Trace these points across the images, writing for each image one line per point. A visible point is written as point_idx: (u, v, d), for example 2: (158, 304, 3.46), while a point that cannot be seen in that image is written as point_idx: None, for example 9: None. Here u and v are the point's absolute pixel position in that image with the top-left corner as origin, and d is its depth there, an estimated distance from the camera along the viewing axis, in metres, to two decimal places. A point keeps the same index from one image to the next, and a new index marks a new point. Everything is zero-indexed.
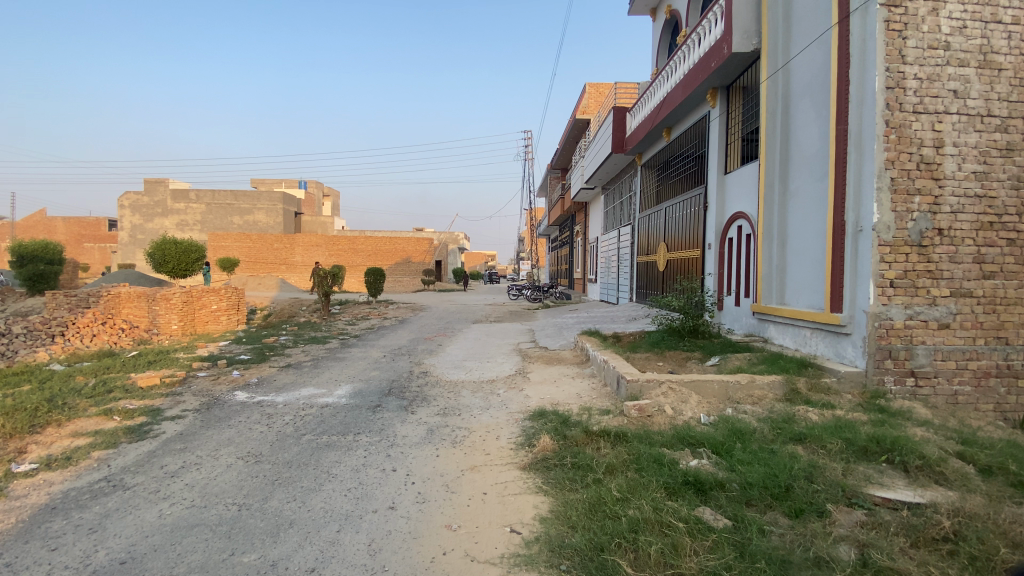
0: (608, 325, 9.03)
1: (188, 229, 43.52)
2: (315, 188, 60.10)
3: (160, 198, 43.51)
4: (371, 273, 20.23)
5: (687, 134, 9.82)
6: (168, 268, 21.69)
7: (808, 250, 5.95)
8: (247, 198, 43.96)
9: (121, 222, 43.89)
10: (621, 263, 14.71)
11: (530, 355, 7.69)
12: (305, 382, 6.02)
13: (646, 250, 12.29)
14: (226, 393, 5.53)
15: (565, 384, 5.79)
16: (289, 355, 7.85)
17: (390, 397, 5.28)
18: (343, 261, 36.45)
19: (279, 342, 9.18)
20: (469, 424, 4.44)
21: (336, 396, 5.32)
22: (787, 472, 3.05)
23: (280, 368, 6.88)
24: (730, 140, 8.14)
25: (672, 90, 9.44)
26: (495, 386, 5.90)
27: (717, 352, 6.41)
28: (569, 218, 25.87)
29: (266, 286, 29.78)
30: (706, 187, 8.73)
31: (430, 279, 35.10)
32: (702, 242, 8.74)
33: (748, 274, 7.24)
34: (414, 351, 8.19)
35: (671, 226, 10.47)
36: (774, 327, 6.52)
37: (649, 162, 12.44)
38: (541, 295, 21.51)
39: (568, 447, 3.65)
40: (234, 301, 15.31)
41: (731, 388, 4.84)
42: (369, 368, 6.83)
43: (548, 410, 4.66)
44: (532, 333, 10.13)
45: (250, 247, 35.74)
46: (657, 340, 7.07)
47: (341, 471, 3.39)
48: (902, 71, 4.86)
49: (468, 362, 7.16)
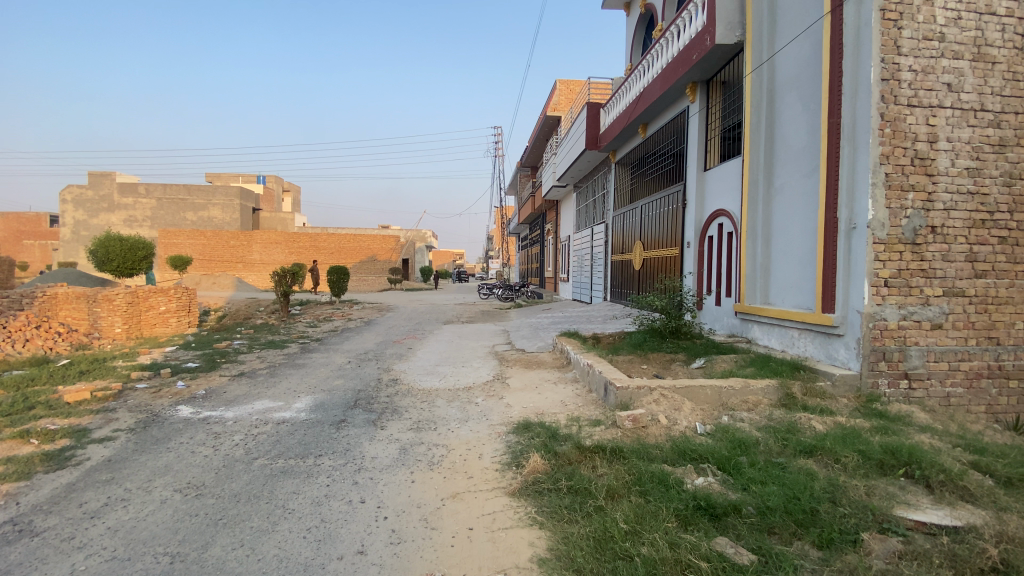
0: (586, 326, 8.71)
1: (136, 225, 40.91)
2: (275, 183, 57.81)
3: (106, 192, 40.88)
4: (335, 272, 19.36)
5: (664, 130, 9.58)
6: (113, 266, 20.20)
7: (795, 249, 5.76)
8: (202, 194, 41.85)
9: (63, 217, 41.06)
10: (595, 262, 14.48)
11: (507, 358, 7.27)
12: (260, 394, 5.41)
13: (620, 249, 12.07)
14: (167, 408, 4.88)
15: (548, 391, 5.40)
16: (244, 362, 7.17)
17: (357, 410, 4.77)
18: (305, 259, 35.05)
19: (233, 348, 8.43)
20: (447, 440, 3.99)
21: (295, 410, 4.76)
22: (807, 494, 2.75)
23: (232, 377, 6.22)
24: (710, 135, 7.92)
25: (650, 85, 9.18)
26: (472, 394, 5.46)
27: (702, 354, 6.15)
28: (540, 216, 25.59)
29: (222, 286, 28.61)
30: (684, 184, 8.51)
31: (396, 278, 34.25)
32: (681, 240, 8.50)
33: (730, 273, 7.04)
34: (383, 356, 7.64)
35: (648, 224, 10.24)
36: (758, 328, 6.32)
37: (623, 159, 12.20)
38: (512, 294, 21.14)
39: (561, 468, 3.25)
40: (185, 302, 14.32)
41: (725, 393, 4.56)
42: (333, 376, 6.26)
43: (534, 422, 4.26)
44: (506, 334, 9.71)
45: (205, 245, 33.98)
46: (639, 341, 6.76)
47: (300, 506, 2.89)
48: (897, 63, 4.71)
49: (441, 367, 6.68)
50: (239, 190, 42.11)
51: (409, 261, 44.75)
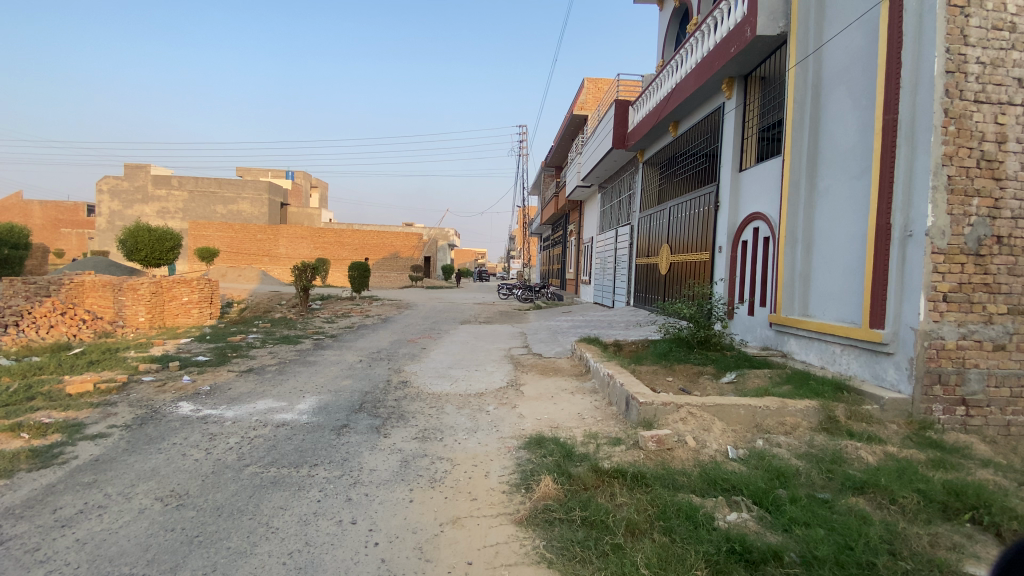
0: (608, 332, 8.33)
1: (169, 217, 41.96)
2: (303, 179, 58.60)
3: (141, 184, 41.98)
4: (356, 268, 19.33)
5: (696, 128, 9.13)
6: (142, 256, 20.63)
7: (840, 257, 5.30)
8: (232, 187, 42.69)
9: (100, 207, 42.33)
10: (618, 265, 14.05)
11: (523, 363, 6.95)
12: (264, 392, 5.20)
13: (646, 252, 11.63)
14: (167, 405, 4.70)
15: (564, 402, 5.06)
16: (255, 358, 7.01)
17: (362, 414, 4.51)
18: (328, 253, 35.33)
19: (247, 341, 8.31)
20: (453, 453, 3.69)
21: (297, 411, 4.53)
22: (863, 543, 2.35)
23: (239, 373, 6.05)
24: (747, 134, 7.45)
25: (683, 80, 8.75)
26: (484, 402, 5.16)
27: (733, 368, 5.72)
28: (563, 217, 25.17)
29: (247, 278, 28.94)
30: (717, 186, 8.05)
31: (417, 276, 34.28)
32: (712, 244, 8.05)
33: (765, 281, 6.58)
34: (395, 356, 7.40)
35: (676, 227, 9.79)
36: (796, 341, 5.86)
37: (651, 159, 11.76)
38: (532, 295, 20.79)
39: (575, 494, 2.92)
40: (208, 293, 14.23)
41: (760, 414, 4.14)
42: (341, 375, 6.03)
43: (548, 437, 3.93)
44: (523, 337, 9.38)
45: (232, 238, 34.58)
46: (664, 351, 6.36)
47: (285, 524, 2.62)
48: (963, 54, 4.23)
49: (454, 371, 6.39)
50: (267, 184, 42.77)
51: (431, 260, 44.87)
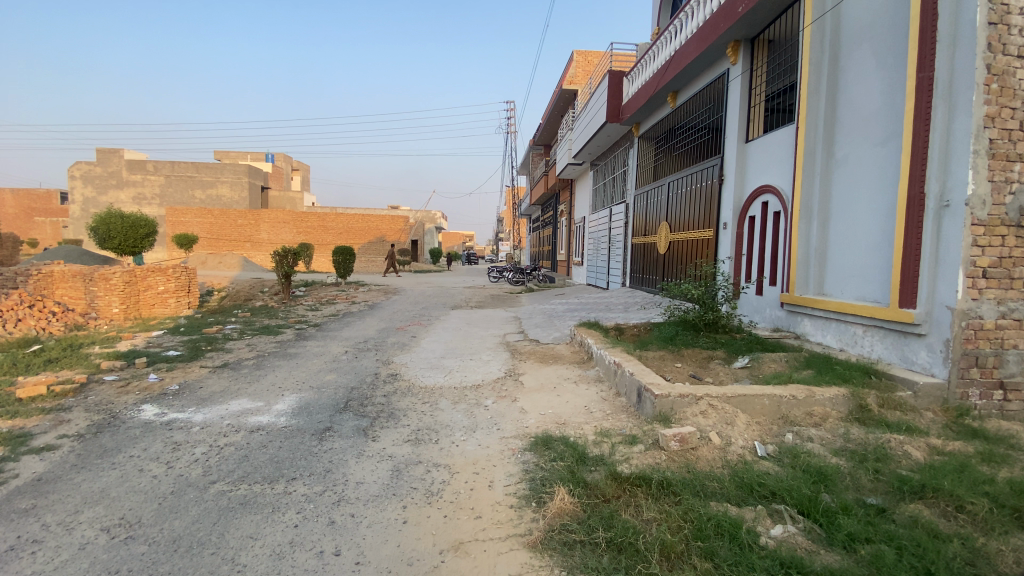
0: (607, 315, 7.94)
1: (145, 203, 40.52)
2: (284, 162, 56.90)
3: (114, 169, 40.30)
4: (341, 253, 18.68)
5: (697, 98, 8.64)
6: (116, 243, 19.74)
7: (863, 231, 4.93)
8: (210, 171, 41.29)
9: (72, 194, 40.62)
10: (613, 245, 13.62)
11: (521, 351, 6.52)
12: (239, 391, 4.72)
13: (642, 231, 11.22)
14: (128, 409, 4.20)
15: (568, 394, 4.65)
16: (231, 351, 6.49)
17: (348, 414, 4.07)
18: (313, 238, 34.39)
19: (223, 333, 7.76)
20: (450, 459, 3.27)
21: (274, 413, 4.06)
22: (942, 566, 1.99)
23: (213, 369, 5.55)
24: (755, 102, 7.00)
25: (684, 46, 8.22)
26: (481, 395, 4.73)
27: (746, 352, 5.37)
28: (554, 196, 24.57)
29: (228, 264, 27.98)
30: (721, 158, 7.61)
31: (404, 260, 33.62)
32: (715, 221, 7.65)
33: (776, 259, 6.21)
34: (384, 345, 6.95)
35: (676, 204, 9.36)
36: (811, 322, 5.51)
37: (647, 133, 11.26)
38: (523, 278, 20.34)
39: (596, 509, 2.52)
40: (185, 282, 13.47)
41: (786, 404, 3.79)
42: (326, 369, 5.58)
43: (555, 436, 3.54)
44: (518, 322, 8.96)
45: (212, 224, 33.55)
46: (670, 335, 5.99)
47: (255, 561, 2.19)
48: (1007, 4, 3.80)
49: (447, 361, 5.95)
50: (247, 168, 41.37)
51: (418, 243, 44.14)
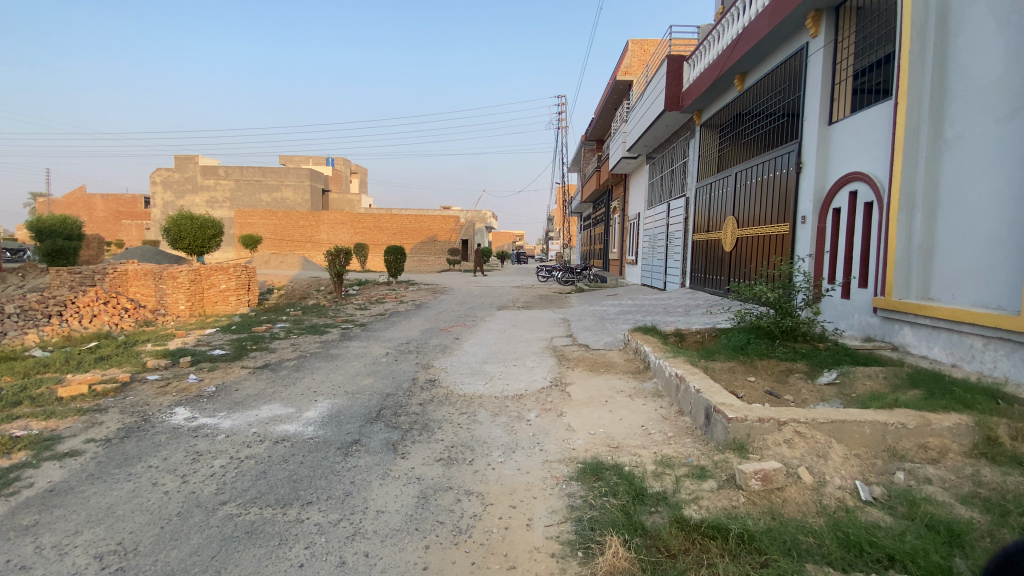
0: (666, 319, 7.29)
1: (217, 206, 43.06)
2: (342, 165, 58.87)
3: (190, 174, 43.04)
4: (392, 253, 18.83)
5: (769, 79, 7.81)
6: (186, 243, 20.86)
7: (984, 223, 4.07)
8: (275, 175, 43.39)
9: (154, 199, 43.74)
10: (671, 243, 12.80)
11: (569, 357, 6.03)
12: (273, 395, 4.51)
13: (705, 228, 10.41)
14: (160, 412, 4.07)
15: (623, 409, 4.12)
16: (274, 351, 6.39)
17: (379, 425, 3.74)
18: (368, 238, 35.25)
19: (271, 332, 7.75)
20: (485, 485, 2.85)
21: (303, 421, 3.80)
22: None
23: (252, 370, 5.41)
24: (840, 78, 6.15)
25: (754, 21, 7.43)
26: (524, 407, 4.29)
27: (832, 366, 4.64)
28: (606, 193, 23.81)
29: (289, 264, 29.08)
30: (798, 143, 6.78)
31: (455, 260, 33.75)
32: (792, 214, 6.83)
33: (867, 257, 5.38)
34: (426, 347, 6.66)
35: (744, 197, 8.54)
36: (913, 331, 4.69)
37: (711, 121, 10.42)
38: (574, 277, 19.73)
39: (658, 570, 2.01)
40: (245, 280, 13.80)
41: (893, 434, 3.11)
42: (364, 372, 5.32)
43: (608, 462, 3.04)
44: (567, 324, 8.46)
45: (276, 224, 35.17)
46: (740, 344, 5.30)
47: None
48: None
49: (489, 366, 5.55)
50: (308, 171, 43.08)
51: (469, 243, 44.36)
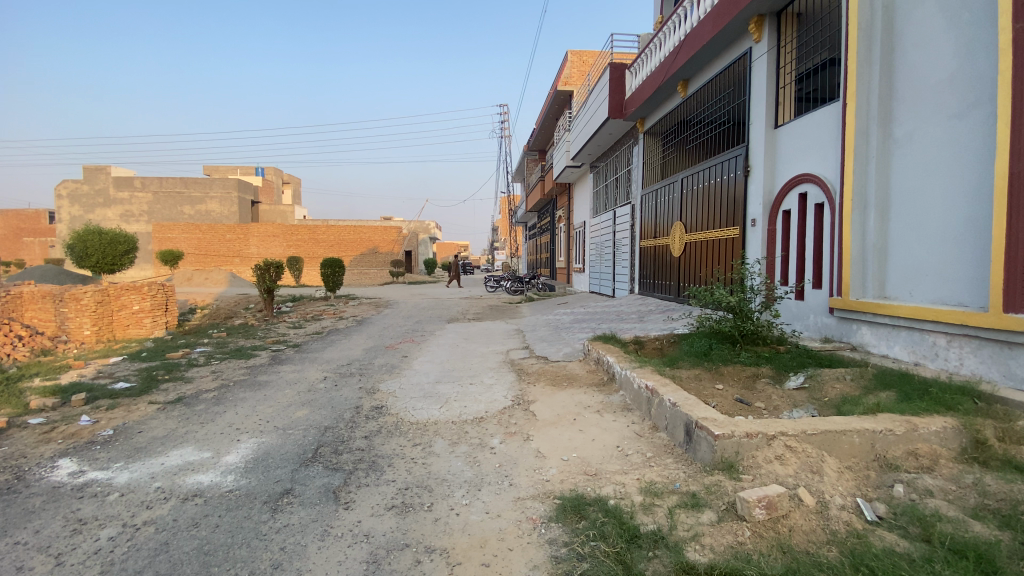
0: (623, 327, 7.08)
1: (133, 221, 39.45)
2: (274, 176, 55.96)
3: (101, 186, 39.29)
4: (331, 266, 17.80)
5: (712, 84, 7.89)
6: (92, 262, 18.74)
7: (939, 219, 4.11)
8: (199, 186, 40.52)
9: (58, 213, 39.54)
10: (618, 250, 12.79)
11: (528, 371, 5.64)
12: (187, 435, 3.80)
13: (653, 234, 10.43)
14: (36, 467, 3.20)
15: (593, 429, 3.76)
16: (191, 381, 5.55)
17: (315, 468, 3.16)
18: (304, 251, 33.45)
19: (189, 358, 6.82)
20: (450, 538, 2.38)
21: (221, 469, 3.15)
22: None
23: (162, 406, 4.61)
24: (784, 82, 6.23)
25: (697, 27, 7.46)
26: (485, 432, 3.84)
27: (797, 370, 4.53)
28: (550, 203, 23.83)
29: (215, 280, 26.85)
30: (745, 146, 6.82)
31: (398, 272, 32.72)
32: (742, 217, 6.86)
33: (820, 257, 5.39)
34: (370, 368, 6.04)
35: (691, 202, 8.57)
36: (871, 330, 4.69)
37: (654, 128, 10.51)
38: (522, 286, 19.50)
39: None
40: (162, 300, 12.30)
41: (881, 441, 2.95)
42: (299, 401, 4.66)
43: (589, 497, 2.65)
44: (521, 336, 8.08)
45: (201, 239, 32.75)
46: (703, 350, 5.10)
47: None
48: None
49: (442, 387, 5.04)
50: (237, 182, 40.52)
51: (413, 255, 43.29)
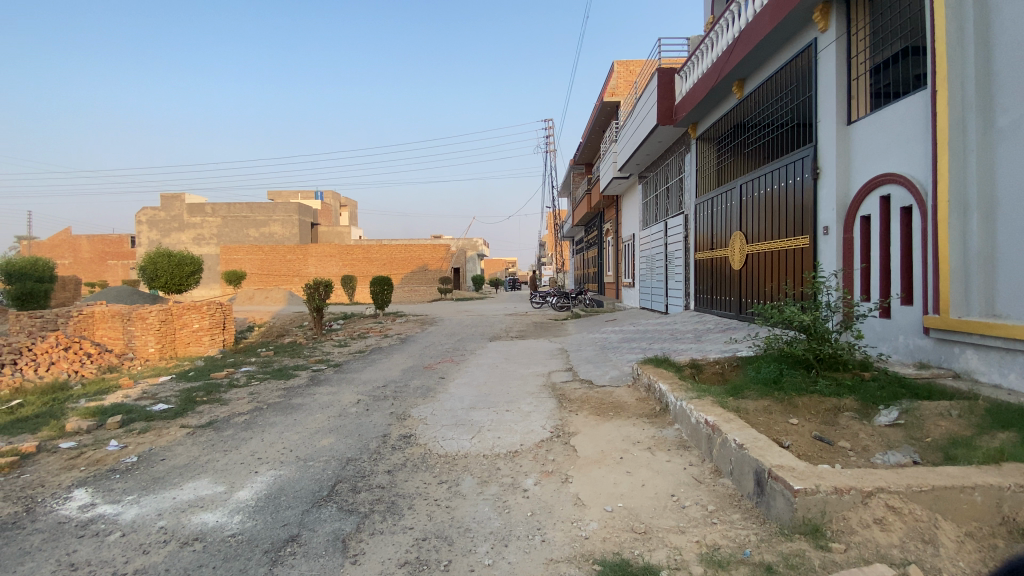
0: (676, 348, 6.49)
1: (204, 243, 42.09)
2: (332, 198, 58.39)
3: (176, 212, 42.33)
4: (379, 283, 18.01)
5: (772, 82, 7.26)
6: (161, 282, 19.94)
7: None
8: (262, 210, 42.78)
9: (140, 238, 42.88)
10: (671, 264, 12.09)
11: (570, 397, 5.17)
12: (207, 465, 3.62)
13: (709, 246, 9.74)
14: (51, 499, 3.10)
15: (643, 471, 3.27)
16: (226, 404, 5.46)
17: (327, 511, 2.84)
18: (356, 270, 34.41)
19: (230, 379, 6.81)
20: None
21: (229, 507, 2.91)
22: None
23: (192, 430, 4.51)
24: (857, 73, 5.55)
25: (753, 22, 6.89)
26: (520, 470, 3.43)
27: (889, 403, 3.84)
28: (598, 216, 23.24)
29: (274, 299, 27.95)
30: (813, 147, 6.14)
31: (446, 288, 33.00)
32: (812, 225, 6.17)
33: (909, 269, 4.65)
34: (405, 391, 5.77)
35: (752, 210, 7.89)
36: (979, 355, 3.90)
37: (707, 133, 9.88)
38: (570, 302, 19.02)
39: None
40: (219, 318, 12.69)
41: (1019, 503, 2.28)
42: (327, 428, 4.44)
43: (636, 567, 2.18)
44: (566, 356, 7.61)
45: (263, 259, 34.47)
46: (772, 377, 4.48)
47: None
48: None
49: (477, 414, 4.67)
50: (296, 205, 42.55)
51: (461, 271, 43.75)
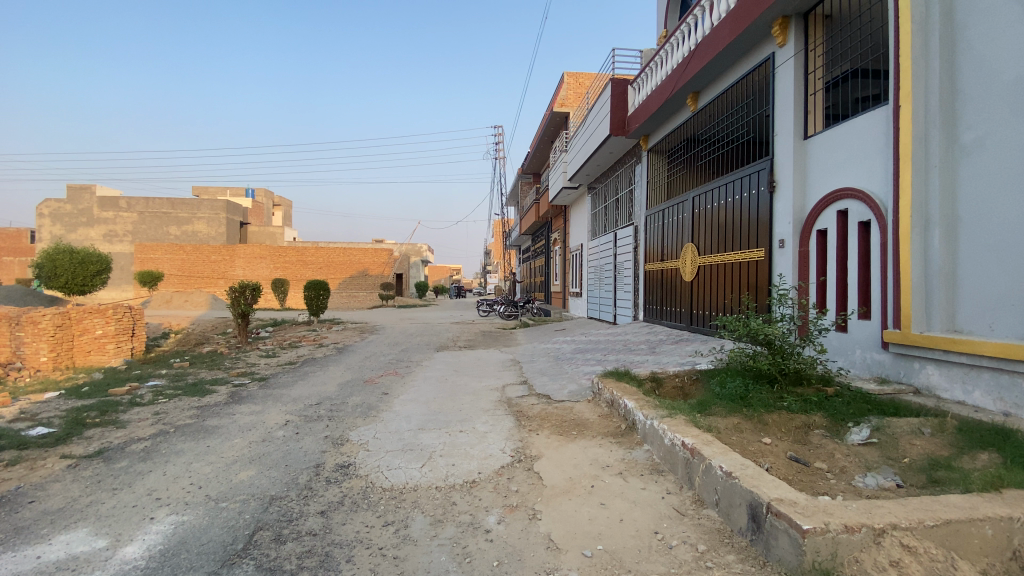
0: (634, 360, 6.27)
1: (116, 240, 38.12)
2: (265, 198, 55.18)
3: (85, 206, 38.28)
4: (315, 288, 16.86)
5: (727, 96, 7.30)
6: (59, 283, 17.65)
7: None
8: (185, 207, 39.48)
9: (39, 233, 38.39)
10: (620, 274, 12.07)
11: (528, 415, 4.77)
12: (87, 510, 2.89)
13: (660, 257, 9.72)
14: None
15: (619, 502, 2.91)
16: (124, 427, 4.59)
17: (242, 571, 2.26)
18: (290, 273, 32.39)
19: (133, 396, 5.84)
20: None
21: (108, 572, 2.25)
22: None
23: (75, 463, 3.68)
24: (813, 89, 5.61)
25: (711, 34, 6.89)
26: (480, 504, 2.98)
27: (858, 420, 3.74)
28: (545, 225, 23.15)
29: (195, 304, 25.65)
30: (769, 159, 6.17)
31: (388, 295, 31.84)
32: (767, 238, 6.18)
33: (867, 283, 4.67)
34: (343, 409, 5.14)
35: (704, 222, 7.92)
36: (940, 371, 3.90)
37: (659, 145, 9.92)
38: (516, 311, 18.72)
39: None
40: (128, 324, 11.24)
41: None
42: (247, 456, 3.76)
43: None
44: (518, 368, 7.22)
45: (185, 260, 31.77)
46: (739, 392, 4.30)
47: None
48: None
49: (426, 437, 4.16)
50: (224, 203, 39.68)
51: (404, 278, 42.62)
